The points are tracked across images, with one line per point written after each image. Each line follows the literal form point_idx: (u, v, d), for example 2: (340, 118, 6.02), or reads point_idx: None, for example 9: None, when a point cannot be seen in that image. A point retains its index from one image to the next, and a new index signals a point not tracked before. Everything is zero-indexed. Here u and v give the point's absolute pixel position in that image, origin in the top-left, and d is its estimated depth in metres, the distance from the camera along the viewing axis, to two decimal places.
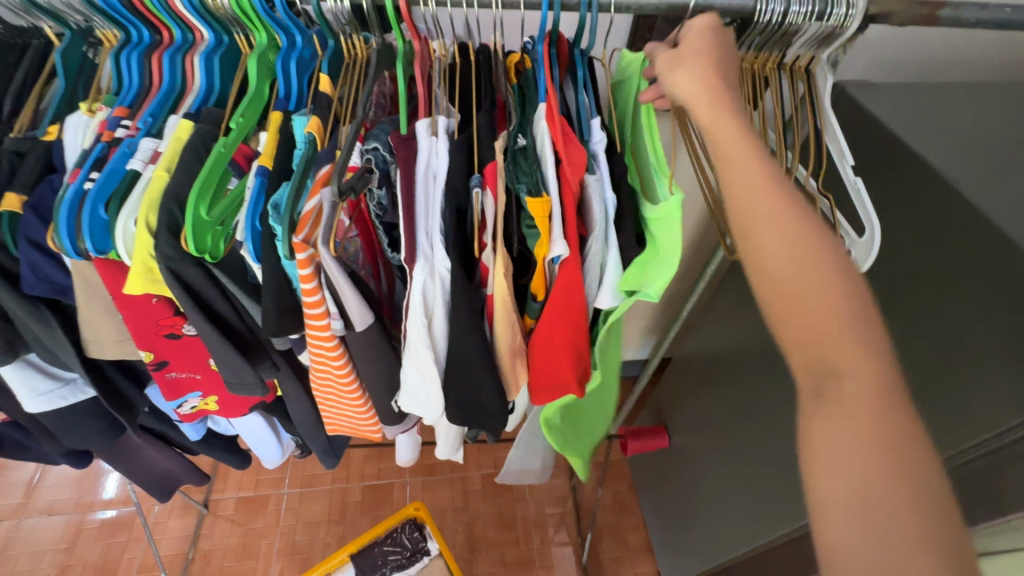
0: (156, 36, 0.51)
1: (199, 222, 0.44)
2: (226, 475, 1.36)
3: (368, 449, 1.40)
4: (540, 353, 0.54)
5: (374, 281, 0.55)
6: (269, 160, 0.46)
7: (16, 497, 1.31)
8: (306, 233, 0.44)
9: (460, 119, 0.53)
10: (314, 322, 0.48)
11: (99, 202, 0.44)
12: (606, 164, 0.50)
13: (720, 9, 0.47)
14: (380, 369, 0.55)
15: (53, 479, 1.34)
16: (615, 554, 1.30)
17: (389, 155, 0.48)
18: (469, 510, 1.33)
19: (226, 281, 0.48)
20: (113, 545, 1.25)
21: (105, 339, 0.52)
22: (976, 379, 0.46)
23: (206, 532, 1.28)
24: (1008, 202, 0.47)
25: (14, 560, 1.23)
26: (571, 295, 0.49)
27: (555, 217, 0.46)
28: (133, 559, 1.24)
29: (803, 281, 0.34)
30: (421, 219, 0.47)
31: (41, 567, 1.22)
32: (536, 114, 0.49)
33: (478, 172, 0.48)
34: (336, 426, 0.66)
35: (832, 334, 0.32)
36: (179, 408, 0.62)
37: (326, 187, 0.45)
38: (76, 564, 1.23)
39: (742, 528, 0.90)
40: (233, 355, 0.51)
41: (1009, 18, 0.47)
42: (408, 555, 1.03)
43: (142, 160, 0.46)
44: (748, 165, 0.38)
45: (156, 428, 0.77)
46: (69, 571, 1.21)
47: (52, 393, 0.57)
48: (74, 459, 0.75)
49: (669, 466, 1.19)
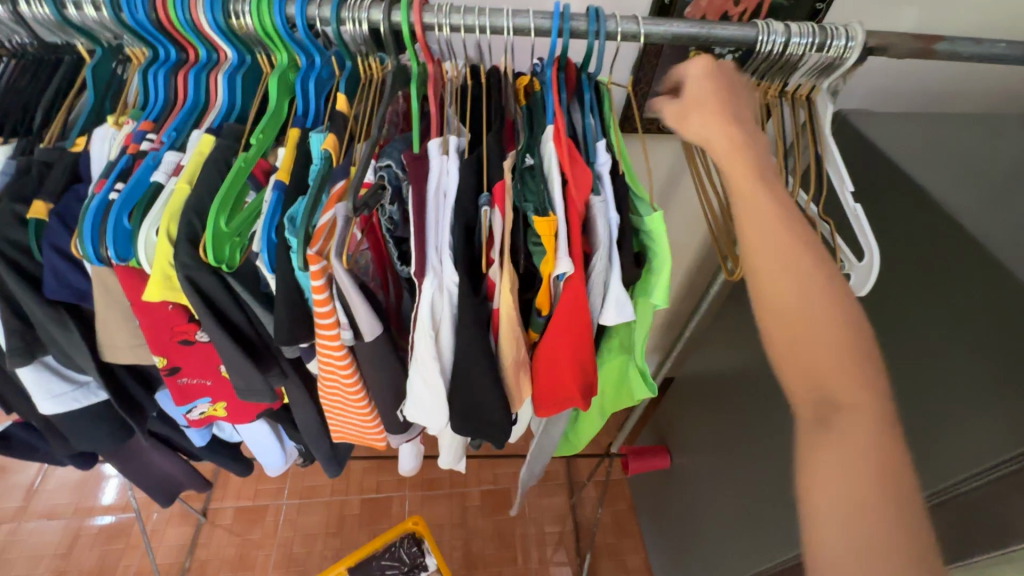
0: (182, 55, 0.53)
1: (219, 233, 0.46)
2: (225, 484, 1.36)
3: (368, 462, 1.40)
4: (542, 369, 0.55)
5: (383, 293, 0.55)
6: (285, 174, 0.48)
7: (16, 500, 1.32)
8: (320, 246, 0.45)
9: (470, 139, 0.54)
10: (324, 331, 0.49)
11: (124, 211, 0.46)
12: (611, 185, 0.51)
13: (725, 40, 0.49)
14: (386, 379, 0.56)
15: (53, 483, 1.34)
16: None
17: (401, 173, 0.49)
18: (467, 526, 1.32)
19: (239, 289, 0.50)
20: (111, 552, 1.25)
21: (120, 343, 0.54)
22: (973, 405, 0.47)
23: (204, 541, 1.28)
24: (1002, 230, 0.48)
25: (11, 564, 1.23)
26: (576, 311, 0.50)
27: (561, 236, 0.47)
28: (129, 567, 1.24)
29: (818, 311, 0.37)
30: (431, 234, 0.48)
31: (37, 572, 1.22)
32: (544, 135, 0.51)
33: (487, 190, 0.50)
34: (341, 434, 0.67)
35: (840, 373, 0.35)
36: (188, 414, 0.63)
37: (340, 202, 0.46)
38: (72, 569, 1.22)
39: (742, 551, 0.89)
40: (244, 361, 0.52)
41: (1003, 53, 0.49)
42: (406, 570, 1.02)
43: (165, 172, 0.48)
44: (765, 212, 0.41)
45: (162, 432, 0.78)
46: None
47: (66, 396, 0.59)
48: (80, 461, 0.76)
49: (669, 486, 1.18)
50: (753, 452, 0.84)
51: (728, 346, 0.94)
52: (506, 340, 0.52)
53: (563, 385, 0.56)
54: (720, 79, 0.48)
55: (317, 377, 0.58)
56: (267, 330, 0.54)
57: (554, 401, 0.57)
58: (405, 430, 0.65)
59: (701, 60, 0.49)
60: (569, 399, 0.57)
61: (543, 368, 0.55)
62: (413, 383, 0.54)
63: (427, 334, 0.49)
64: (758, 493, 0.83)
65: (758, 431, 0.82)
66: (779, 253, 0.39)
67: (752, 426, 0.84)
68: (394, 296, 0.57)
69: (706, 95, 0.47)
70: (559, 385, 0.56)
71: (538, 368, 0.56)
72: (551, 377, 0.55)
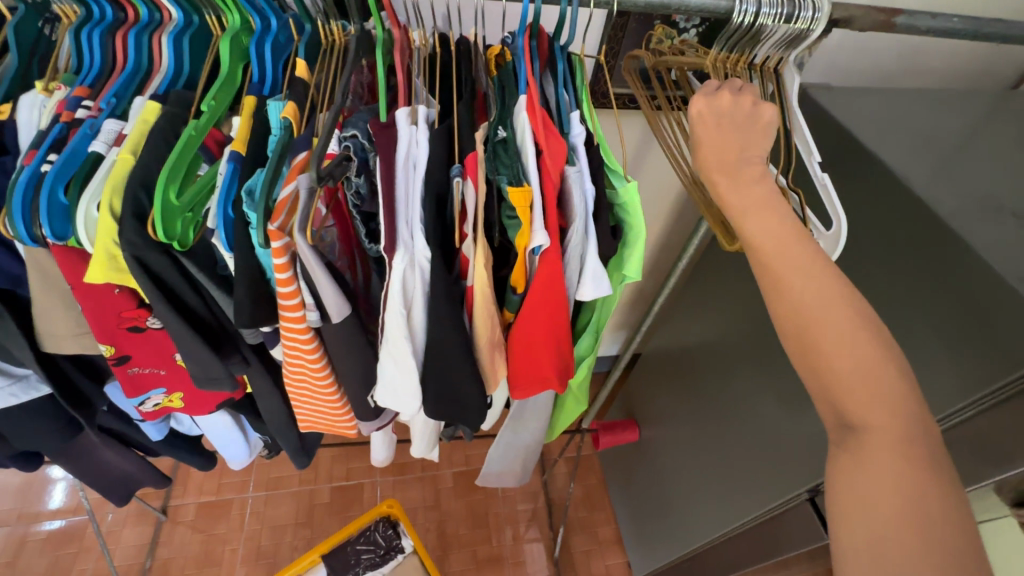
0: (120, 14, 0.49)
1: (168, 207, 0.42)
2: (186, 480, 1.31)
3: (337, 449, 1.37)
4: (517, 348, 0.55)
5: (351, 273, 0.53)
6: (241, 145, 0.45)
7: None
8: (281, 221, 0.42)
9: (440, 110, 0.52)
10: (289, 313, 0.47)
11: (59, 184, 0.42)
12: (585, 157, 0.51)
13: (697, 9, 0.48)
14: (357, 362, 0.54)
15: None
16: (587, 547, 1.32)
17: (368, 143, 0.47)
18: (441, 509, 1.32)
19: (194, 270, 0.46)
20: (62, 557, 1.18)
21: (61, 332, 0.50)
22: (923, 365, 0.50)
23: (165, 539, 1.22)
24: (953, 198, 0.51)
25: None
26: (552, 287, 0.49)
27: (535, 207, 0.46)
28: (84, 571, 1.17)
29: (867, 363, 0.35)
30: (401, 208, 0.46)
31: None
32: (517, 106, 0.50)
33: (459, 162, 0.48)
34: (308, 424, 0.65)
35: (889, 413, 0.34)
36: (141, 406, 0.59)
37: (302, 173, 0.43)
38: None
39: (710, 517, 0.93)
40: (202, 348, 0.49)
41: (955, 28, 0.51)
42: (382, 553, 1.01)
43: (106, 142, 0.44)
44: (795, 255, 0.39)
45: (115, 427, 0.74)
46: None
47: (2, 391, 0.54)
48: (24, 462, 0.71)
49: (639, 459, 1.21)
50: (721, 421, 0.87)
51: (695, 320, 0.97)
52: (481, 318, 0.51)
53: (539, 366, 0.55)
54: (716, 111, 0.46)
55: (281, 363, 0.55)
56: (226, 314, 0.51)
57: (530, 382, 0.56)
58: (378, 416, 0.63)
59: (699, 100, 0.47)
60: (544, 380, 0.56)
61: (519, 349, 0.55)
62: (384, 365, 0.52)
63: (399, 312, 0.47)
64: (726, 460, 0.86)
65: (725, 401, 0.85)
66: (794, 269, 0.39)
67: (719, 397, 0.87)
68: (361, 276, 0.55)
69: (711, 136, 0.46)
70: (536, 366, 0.55)
71: (514, 349, 0.55)
72: (526, 358, 0.55)
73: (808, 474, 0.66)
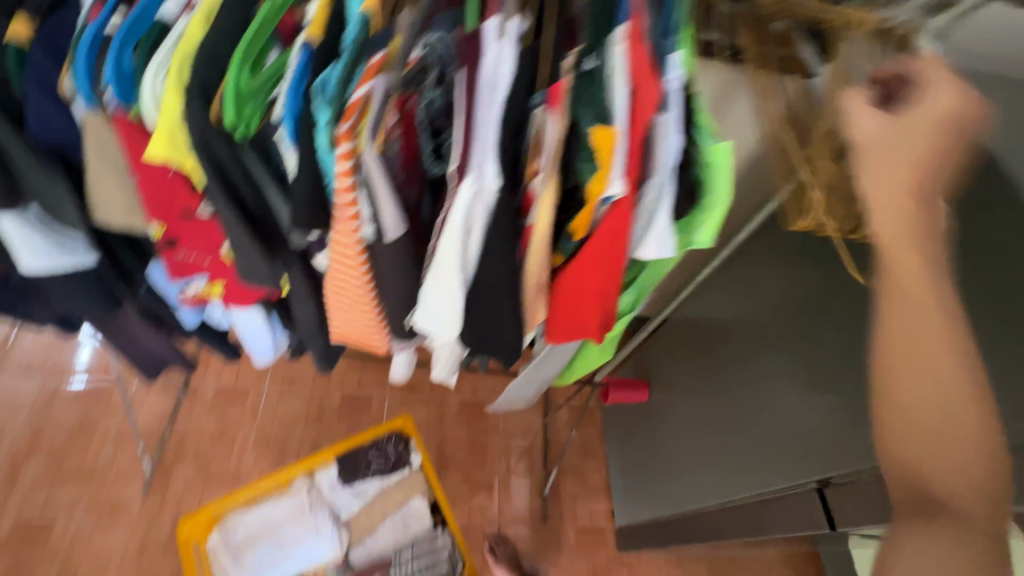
0: None
1: (239, 91, 0.41)
2: (207, 362, 1.36)
3: (352, 359, 1.41)
4: (564, 294, 0.54)
5: (408, 190, 0.48)
6: (317, 32, 0.41)
7: None
8: (352, 123, 0.40)
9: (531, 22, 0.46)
10: (344, 223, 0.46)
11: (129, 44, 0.42)
12: (681, 103, 0.45)
13: None
14: (400, 285, 0.52)
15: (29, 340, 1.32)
16: (575, 491, 1.37)
17: (451, 53, 0.44)
18: (443, 431, 1.38)
19: (252, 163, 0.45)
20: (89, 413, 1.26)
21: (113, 205, 0.49)
22: None
23: (184, 413, 1.29)
24: None
25: None
26: (615, 241, 0.47)
27: (619, 154, 0.43)
28: (108, 429, 1.25)
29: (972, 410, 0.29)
30: (479, 128, 0.43)
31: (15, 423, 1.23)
32: (615, 30, 0.43)
33: (542, 89, 0.44)
34: (341, 331, 0.65)
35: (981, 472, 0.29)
36: (183, 288, 0.61)
37: (380, 76, 0.40)
38: (51, 424, 1.24)
39: (703, 487, 0.95)
40: (250, 246, 0.47)
41: None
42: (391, 465, 1.01)
43: (175, 9, 0.43)
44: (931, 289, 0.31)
45: (152, 310, 0.74)
46: (43, 431, 1.23)
47: (51, 255, 0.51)
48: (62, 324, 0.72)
49: (642, 419, 1.23)
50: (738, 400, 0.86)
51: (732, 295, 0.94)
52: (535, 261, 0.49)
53: (582, 319, 0.54)
54: (951, 118, 0.33)
55: (325, 271, 0.55)
56: (275, 215, 0.49)
57: (570, 330, 0.56)
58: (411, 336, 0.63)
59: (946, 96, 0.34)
60: (584, 333, 0.56)
61: (566, 297, 0.53)
62: (428, 290, 0.51)
63: (456, 234, 0.46)
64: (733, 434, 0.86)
65: (747, 381, 0.84)
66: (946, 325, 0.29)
67: (739, 371, 0.86)
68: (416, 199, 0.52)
69: (923, 146, 0.33)
70: (580, 317, 0.54)
71: (560, 296, 0.54)
72: (572, 306, 0.54)
73: (820, 466, 0.66)
